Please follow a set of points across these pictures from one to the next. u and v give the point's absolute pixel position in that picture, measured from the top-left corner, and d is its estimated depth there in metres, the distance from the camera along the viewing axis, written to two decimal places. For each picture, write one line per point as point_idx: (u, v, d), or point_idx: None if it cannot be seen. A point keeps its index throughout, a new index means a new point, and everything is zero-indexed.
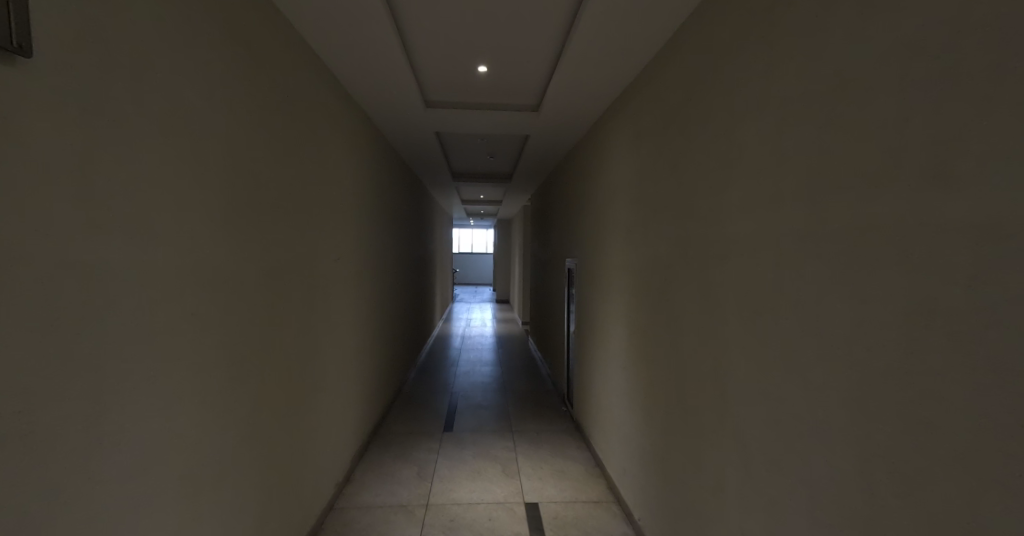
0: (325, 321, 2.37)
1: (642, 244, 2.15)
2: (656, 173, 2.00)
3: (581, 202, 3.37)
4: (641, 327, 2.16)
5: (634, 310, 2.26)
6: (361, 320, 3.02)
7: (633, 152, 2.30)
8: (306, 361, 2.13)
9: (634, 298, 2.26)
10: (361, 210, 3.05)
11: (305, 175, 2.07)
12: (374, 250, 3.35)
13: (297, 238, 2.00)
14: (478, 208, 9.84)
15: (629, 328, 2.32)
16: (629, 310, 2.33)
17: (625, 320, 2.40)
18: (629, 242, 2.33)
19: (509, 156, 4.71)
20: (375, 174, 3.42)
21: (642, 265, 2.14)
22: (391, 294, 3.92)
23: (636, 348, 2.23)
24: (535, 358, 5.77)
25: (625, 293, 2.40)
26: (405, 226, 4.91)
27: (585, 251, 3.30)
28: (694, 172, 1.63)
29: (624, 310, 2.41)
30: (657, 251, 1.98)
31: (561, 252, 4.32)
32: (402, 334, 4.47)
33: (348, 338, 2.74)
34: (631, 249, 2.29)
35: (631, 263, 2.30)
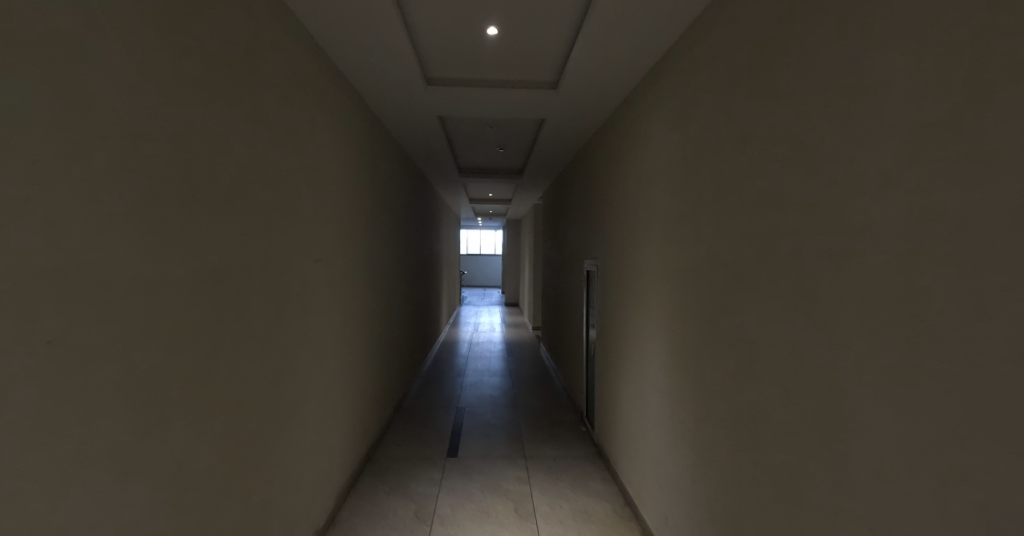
0: (303, 330, 2.01)
1: (689, 241, 1.75)
2: (712, 151, 1.59)
3: (605, 195, 2.97)
4: (690, 347, 1.74)
5: (678, 323, 1.86)
6: (353, 327, 2.67)
7: (677, 129, 1.89)
8: (277, 380, 1.77)
9: (678, 308, 1.85)
10: (353, 205, 2.70)
11: (270, 158, 1.70)
12: (368, 250, 3.00)
13: (263, 230, 1.64)
14: (485, 208, 9.49)
15: (672, 345, 1.91)
16: (670, 324, 1.93)
17: (665, 336, 1.97)
18: (670, 240, 1.92)
19: (519, 146, 4.32)
20: (368, 164, 3.05)
21: (690, 266, 1.74)
22: (388, 298, 3.56)
23: (682, 372, 1.81)
24: (548, 368, 5.36)
25: (663, 303, 2.00)
26: (406, 224, 4.54)
27: (608, 251, 2.90)
28: (777, 141, 1.23)
29: (663, 324, 2.00)
30: (713, 250, 1.57)
31: (579, 254, 3.91)
32: (402, 341, 4.09)
33: (334, 350, 2.37)
34: (674, 250, 1.89)
35: (674, 265, 1.89)
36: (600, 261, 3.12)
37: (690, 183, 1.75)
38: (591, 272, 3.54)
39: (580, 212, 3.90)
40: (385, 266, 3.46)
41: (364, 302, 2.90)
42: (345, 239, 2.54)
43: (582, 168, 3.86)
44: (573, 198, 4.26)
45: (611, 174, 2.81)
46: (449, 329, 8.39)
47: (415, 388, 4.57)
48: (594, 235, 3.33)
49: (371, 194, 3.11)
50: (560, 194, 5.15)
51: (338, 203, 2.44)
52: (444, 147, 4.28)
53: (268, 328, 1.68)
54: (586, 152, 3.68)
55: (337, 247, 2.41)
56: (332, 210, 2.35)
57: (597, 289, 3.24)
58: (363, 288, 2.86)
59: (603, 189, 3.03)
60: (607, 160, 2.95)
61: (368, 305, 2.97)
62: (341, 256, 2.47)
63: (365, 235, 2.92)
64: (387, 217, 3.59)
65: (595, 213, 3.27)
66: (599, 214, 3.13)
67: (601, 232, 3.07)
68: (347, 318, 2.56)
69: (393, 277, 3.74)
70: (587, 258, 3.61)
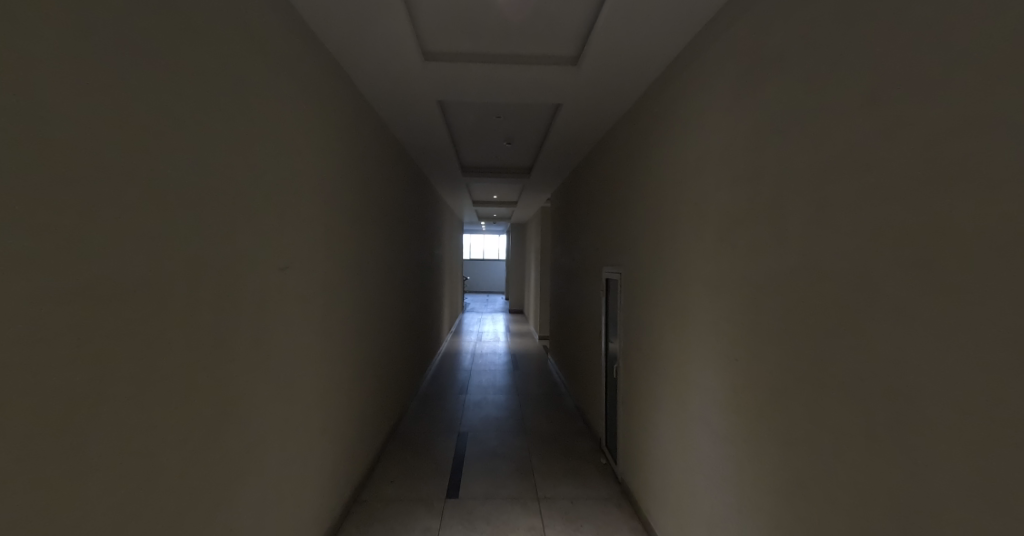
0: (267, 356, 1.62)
1: (760, 247, 1.35)
2: (799, 127, 1.19)
3: (632, 193, 2.56)
4: (761, 386, 1.34)
5: (740, 353, 1.45)
6: (335, 347, 2.26)
7: (737, 105, 1.49)
8: (227, 425, 1.38)
9: (741, 333, 1.44)
10: (336, 204, 2.30)
11: (215, 139, 1.30)
12: (355, 257, 2.59)
13: (204, 232, 1.25)
14: (490, 211, 9.10)
15: (731, 381, 1.50)
16: (728, 352, 1.52)
17: (723, 369, 1.56)
18: (728, 246, 1.52)
19: (528, 140, 3.92)
20: (356, 158, 2.66)
21: (762, 279, 1.34)
22: (380, 309, 3.15)
23: (747, 418, 1.41)
24: (559, 386, 4.92)
25: (717, 327, 1.59)
26: (402, 227, 4.14)
27: (636, 257, 2.48)
28: (927, 101, 0.83)
29: (716, 353, 1.60)
30: (800, 260, 1.17)
31: (598, 260, 3.49)
32: (396, 357, 3.68)
33: (309, 378, 1.97)
34: (735, 258, 1.48)
35: (734, 278, 1.49)
36: (625, 269, 2.71)
37: (762, 171, 1.35)
38: (611, 281, 3.12)
39: (599, 213, 3.49)
40: (376, 274, 3.05)
41: (351, 316, 2.49)
42: (326, 243, 2.15)
43: (601, 164, 3.45)
44: (590, 198, 3.84)
45: (640, 168, 2.41)
46: (450, 339, 7.98)
47: (412, 408, 4.15)
48: (617, 238, 2.92)
49: (359, 192, 2.71)
50: (573, 193, 4.73)
51: (316, 200, 2.05)
52: (445, 140, 3.88)
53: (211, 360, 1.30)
54: (606, 145, 3.27)
55: (314, 253, 2.01)
56: (308, 207, 1.96)
57: (621, 302, 2.83)
58: (348, 299, 2.45)
59: (629, 184, 2.62)
60: (635, 151, 2.54)
61: (355, 319, 2.57)
62: (320, 263, 2.07)
63: (351, 238, 2.53)
64: (379, 218, 3.19)
65: (618, 213, 2.86)
66: (624, 216, 2.72)
67: (626, 235, 2.66)
68: (327, 336, 2.16)
69: (386, 285, 3.34)
70: (607, 266, 3.19)
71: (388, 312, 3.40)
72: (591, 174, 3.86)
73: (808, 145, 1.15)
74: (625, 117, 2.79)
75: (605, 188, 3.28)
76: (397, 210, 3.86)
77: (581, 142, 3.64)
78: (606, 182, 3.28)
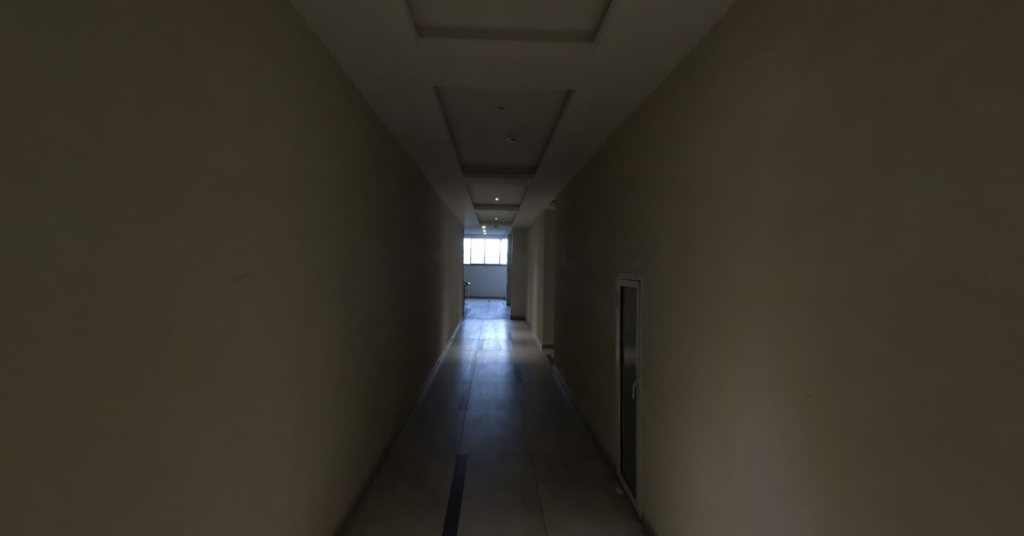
0: (220, 386, 1.33)
1: (839, 250, 1.06)
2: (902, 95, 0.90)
3: (656, 192, 2.28)
4: (843, 432, 1.05)
5: (809, 386, 1.16)
6: (311, 367, 1.97)
7: (801, 73, 1.20)
8: (162, 479, 1.09)
9: (812, 362, 1.14)
10: (316, 201, 2.02)
11: (149, 114, 1.02)
12: (338, 262, 2.31)
13: (128, 234, 0.96)
14: (491, 213, 8.82)
15: (794, 421, 1.21)
16: (789, 385, 1.23)
17: (782, 404, 1.26)
18: (788, 251, 1.23)
19: (533, 134, 3.66)
20: (341, 149, 2.38)
21: (844, 294, 1.04)
22: (369, 319, 2.86)
23: (819, 472, 1.12)
24: (566, 401, 4.62)
25: (774, 351, 1.29)
26: (396, 229, 3.85)
27: (659, 260, 2.20)
28: None
29: (773, 383, 1.30)
30: (907, 268, 0.88)
31: (610, 265, 3.20)
32: (388, 370, 3.38)
33: (277, 405, 1.67)
34: (798, 266, 1.19)
35: (796, 292, 1.20)
36: (646, 276, 2.42)
37: (843, 155, 1.05)
38: (627, 290, 2.82)
39: (613, 215, 3.20)
40: (364, 280, 2.76)
41: (332, 329, 2.20)
42: (302, 246, 1.86)
43: (615, 161, 3.17)
44: (602, 199, 3.57)
45: (665, 161, 2.12)
46: (450, 348, 7.67)
47: (407, 426, 3.85)
48: (636, 242, 2.63)
49: (345, 189, 2.43)
50: (581, 195, 4.44)
51: (291, 197, 1.76)
52: (444, 135, 3.60)
53: (139, 398, 1.01)
54: (621, 142, 3.00)
55: (287, 258, 1.73)
56: (280, 204, 1.67)
57: (639, 313, 2.54)
58: (329, 309, 2.16)
59: (651, 182, 2.34)
60: (658, 142, 2.26)
61: (337, 332, 2.27)
62: (293, 268, 1.78)
63: (334, 241, 2.24)
64: (369, 220, 2.91)
65: (638, 215, 2.58)
66: (644, 217, 2.44)
67: (647, 236, 2.38)
68: (301, 354, 1.86)
69: (376, 292, 3.05)
70: (622, 272, 2.89)
71: (379, 322, 3.11)
72: (603, 172, 3.58)
73: (921, 115, 0.85)
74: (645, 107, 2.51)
75: (621, 187, 2.99)
76: (390, 212, 3.58)
77: (591, 135, 3.36)
78: (621, 181, 3.00)
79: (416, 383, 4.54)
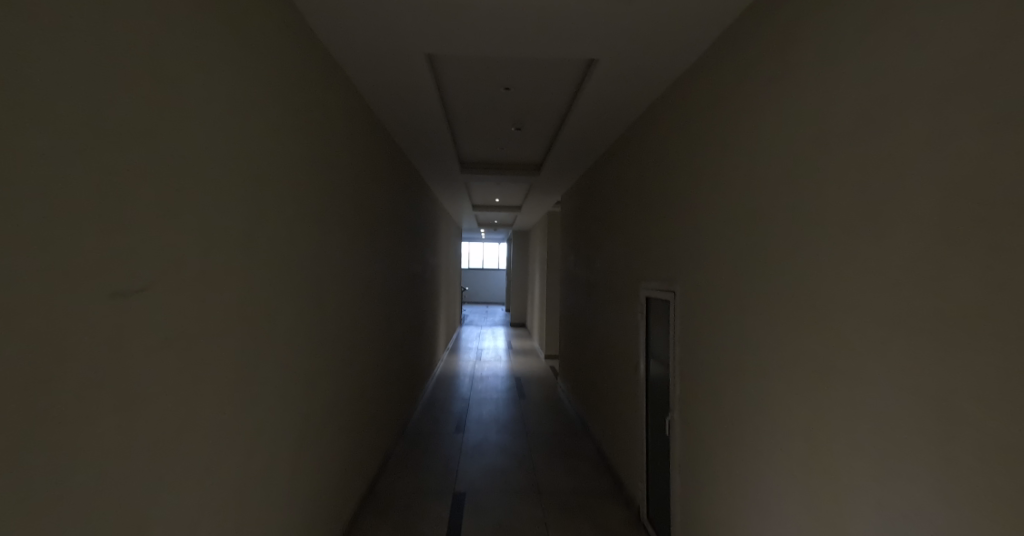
0: (125, 440, 0.95)
1: None
2: None
3: (711, 184, 1.94)
4: None
5: (965, 462, 0.80)
6: (249, 388, 1.58)
7: None
8: None
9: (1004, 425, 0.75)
10: (266, 182, 1.63)
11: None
12: (292, 257, 1.91)
13: None
14: (492, 215, 8.44)
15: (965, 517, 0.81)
16: (954, 458, 0.83)
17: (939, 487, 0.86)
18: (953, 257, 0.84)
19: (540, 120, 3.29)
20: (308, 123, 2.00)
21: None
22: (330, 325, 2.46)
23: None
24: (575, 425, 4.20)
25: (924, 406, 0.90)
26: (380, 223, 3.47)
27: (719, 264, 1.82)
28: None
29: (914, 450, 0.92)
30: None
31: (633, 269, 2.83)
32: (360, 382, 2.98)
33: (204, 449, 1.30)
34: (970, 277, 0.80)
35: (971, 316, 0.80)
36: (690, 284, 2.06)
37: None
38: (656, 301, 2.43)
39: (638, 216, 2.85)
40: (325, 279, 2.36)
41: (276, 341, 1.81)
42: (242, 240, 1.48)
43: (644, 156, 2.81)
44: (622, 198, 3.21)
45: (734, 143, 1.75)
46: (446, 357, 7.30)
47: (385, 444, 3.45)
48: (674, 242, 2.28)
49: (309, 171, 2.05)
50: (594, 193, 4.08)
51: (233, 177, 1.38)
52: (430, 120, 3.20)
53: None
54: (654, 134, 2.65)
55: (222, 254, 1.35)
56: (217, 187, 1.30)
57: (676, 328, 2.17)
58: (273, 315, 1.76)
59: (704, 175, 2.00)
60: (714, 125, 1.91)
61: (283, 343, 1.87)
62: (230, 266, 1.41)
63: (288, 232, 1.85)
64: (339, 211, 2.52)
65: (679, 215, 2.24)
66: (692, 216, 2.09)
67: (702, 236, 2.01)
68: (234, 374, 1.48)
69: (343, 294, 2.65)
70: (652, 279, 2.50)
71: (346, 328, 2.72)
72: (624, 170, 3.23)
73: None
74: (693, 87, 2.16)
75: (653, 181, 2.63)
76: (370, 205, 3.19)
77: (603, 119, 2.99)
78: (653, 175, 2.64)
79: (403, 396, 4.14)
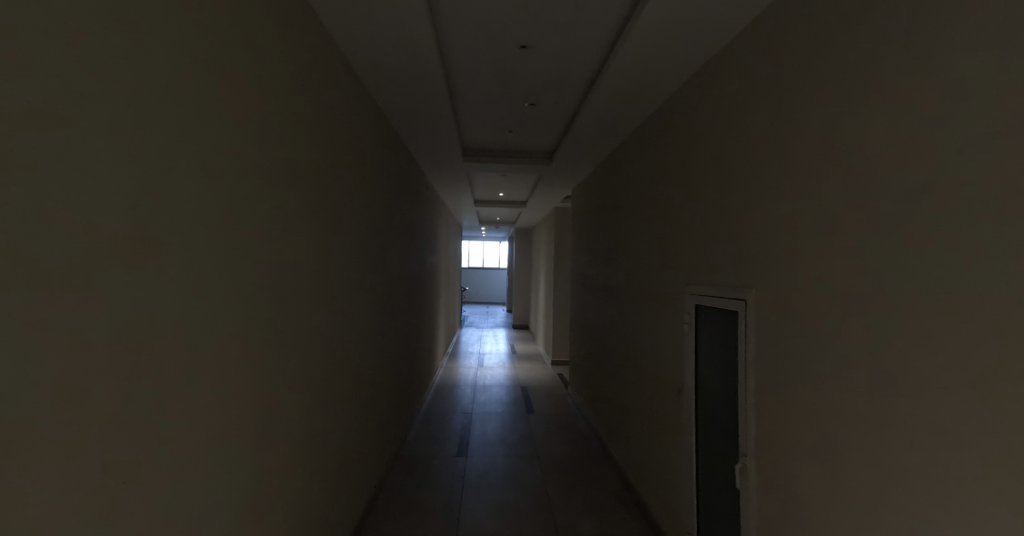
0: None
1: None
2: None
3: (796, 152, 1.50)
4: None
5: None
6: (201, 420, 1.15)
7: None
8: None
9: None
10: (219, 138, 1.20)
11: None
12: (261, 246, 1.48)
13: None
14: (494, 212, 8.06)
15: None
16: None
17: None
18: None
19: (557, 85, 2.96)
20: (275, 72, 1.57)
21: None
22: (310, 328, 2.03)
23: None
24: (593, 448, 3.80)
25: None
26: (370, 211, 3.04)
27: (802, 261, 1.44)
28: None
29: None
30: None
31: (674, 268, 2.39)
32: (343, 394, 2.54)
33: (119, 517, 0.87)
34: None
35: None
36: (757, 288, 1.66)
37: None
38: (703, 309, 2.03)
39: (680, 205, 2.40)
40: (304, 274, 1.91)
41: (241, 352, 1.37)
42: (185, 217, 1.05)
43: (692, 134, 2.36)
44: (657, 186, 2.77)
45: (823, 101, 1.38)
46: (445, 364, 6.85)
47: (369, 467, 3.00)
48: (737, 233, 1.82)
49: (280, 132, 1.63)
50: (618, 184, 3.64)
51: (154, 121, 0.96)
52: (437, 87, 2.87)
53: None
54: (709, 107, 2.21)
55: (148, 237, 0.91)
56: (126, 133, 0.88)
57: (743, 343, 1.72)
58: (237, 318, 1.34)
59: (786, 142, 1.56)
60: (801, 72, 1.49)
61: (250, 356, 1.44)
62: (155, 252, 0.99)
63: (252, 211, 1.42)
64: (320, 192, 2.07)
65: (746, 198, 1.79)
66: (757, 202, 1.70)
67: (769, 225, 1.63)
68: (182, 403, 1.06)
69: (326, 292, 2.21)
70: (696, 282, 2.10)
71: (330, 330, 2.28)
72: (659, 155, 2.78)
73: None
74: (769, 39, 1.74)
75: (703, 161, 2.19)
76: (360, 189, 2.77)
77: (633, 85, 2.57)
78: (704, 156, 2.19)
79: (394, 406, 3.69)
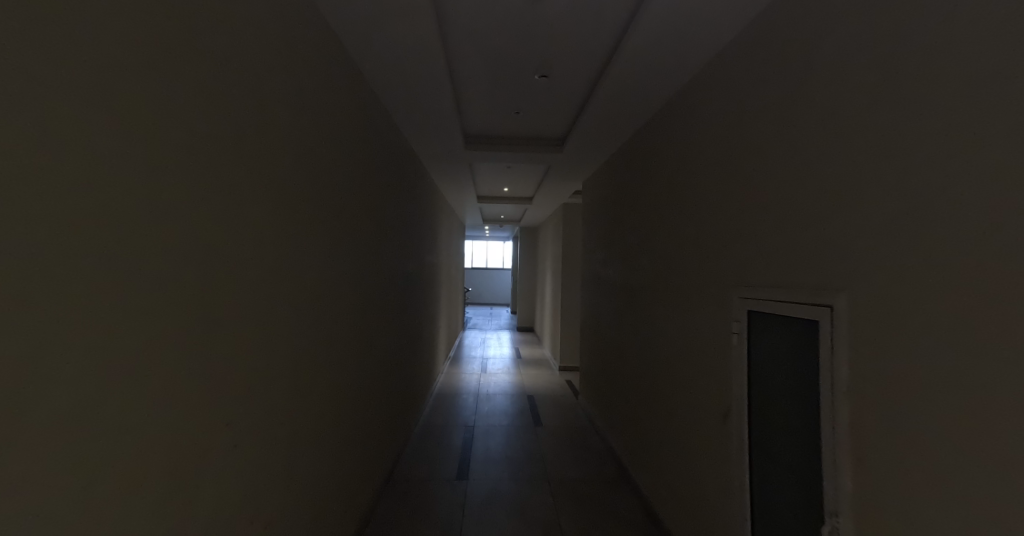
0: None
1: None
2: None
3: (903, 110, 1.13)
4: None
5: None
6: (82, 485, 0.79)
7: None
8: None
9: None
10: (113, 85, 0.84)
11: None
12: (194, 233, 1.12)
13: None
14: (498, 209, 7.69)
15: None
16: None
17: None
18: None
19: (570, 55, 2.61)
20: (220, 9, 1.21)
21: None
22: (274, 336, 1.67)
23: None
24: (609, 471, 3.41)
25: None
26: (352, 201, 2.69)
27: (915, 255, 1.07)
28: None
29: None
30: None
31: (719, 267, 2.01)
32: (320, 411, 2.19)
33: None
34: None
35: None
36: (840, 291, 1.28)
37: None
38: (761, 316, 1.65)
39: (723, 192, 2.03)
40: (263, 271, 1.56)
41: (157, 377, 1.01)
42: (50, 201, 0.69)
43: (738, 105, 1.97)
44: (690, 171, 2.39)
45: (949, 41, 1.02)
46: (446, 371, 6.48)
47: (356, 492, 2.64)
48: (810, 220, 1.44)
49: (225, 88, 1.27)
50: (639, 173, 3.26)
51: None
52: (433, 57, 2.52)
53: None
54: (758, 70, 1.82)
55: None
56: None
57: (823, 360, 1.34)
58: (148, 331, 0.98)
59: (889, 96, 1.18)
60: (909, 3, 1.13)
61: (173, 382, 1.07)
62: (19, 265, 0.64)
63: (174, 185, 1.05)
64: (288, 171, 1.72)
65: (821, 174, 1.41)
66: (838, 183, 1.33)
67: (856, 214, 1.26)
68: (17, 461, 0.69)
69: (294, 291, 1.85)
70: (750, 285, 1.73)
71: (298, 335, 1.92)
72: (693, 135, 2.40)
73: None
74: None
75: (753, 135, 1.81)
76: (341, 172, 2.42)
77: (662, 53, 2.20)
78: (756, 131, 1.81)
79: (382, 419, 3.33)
